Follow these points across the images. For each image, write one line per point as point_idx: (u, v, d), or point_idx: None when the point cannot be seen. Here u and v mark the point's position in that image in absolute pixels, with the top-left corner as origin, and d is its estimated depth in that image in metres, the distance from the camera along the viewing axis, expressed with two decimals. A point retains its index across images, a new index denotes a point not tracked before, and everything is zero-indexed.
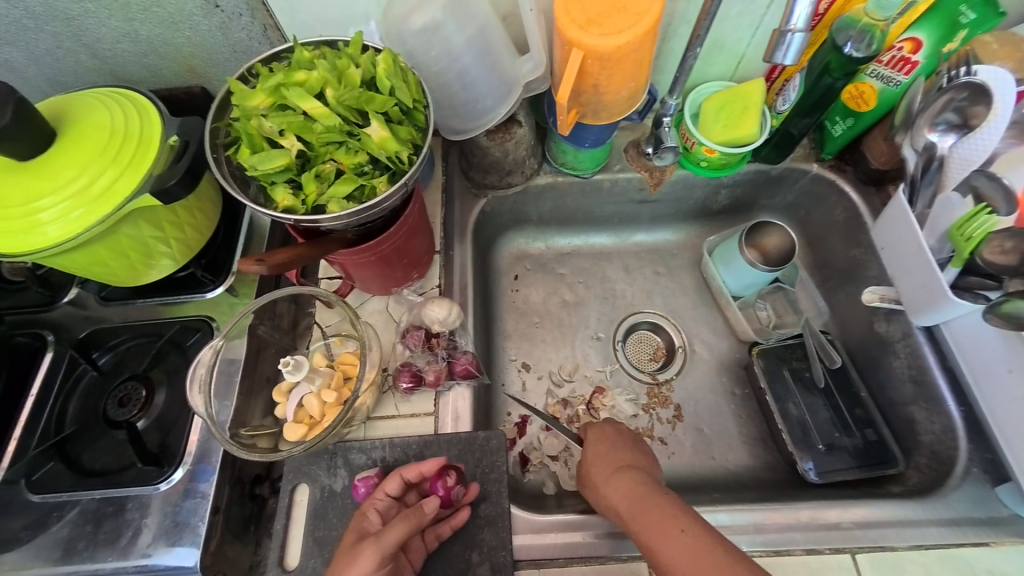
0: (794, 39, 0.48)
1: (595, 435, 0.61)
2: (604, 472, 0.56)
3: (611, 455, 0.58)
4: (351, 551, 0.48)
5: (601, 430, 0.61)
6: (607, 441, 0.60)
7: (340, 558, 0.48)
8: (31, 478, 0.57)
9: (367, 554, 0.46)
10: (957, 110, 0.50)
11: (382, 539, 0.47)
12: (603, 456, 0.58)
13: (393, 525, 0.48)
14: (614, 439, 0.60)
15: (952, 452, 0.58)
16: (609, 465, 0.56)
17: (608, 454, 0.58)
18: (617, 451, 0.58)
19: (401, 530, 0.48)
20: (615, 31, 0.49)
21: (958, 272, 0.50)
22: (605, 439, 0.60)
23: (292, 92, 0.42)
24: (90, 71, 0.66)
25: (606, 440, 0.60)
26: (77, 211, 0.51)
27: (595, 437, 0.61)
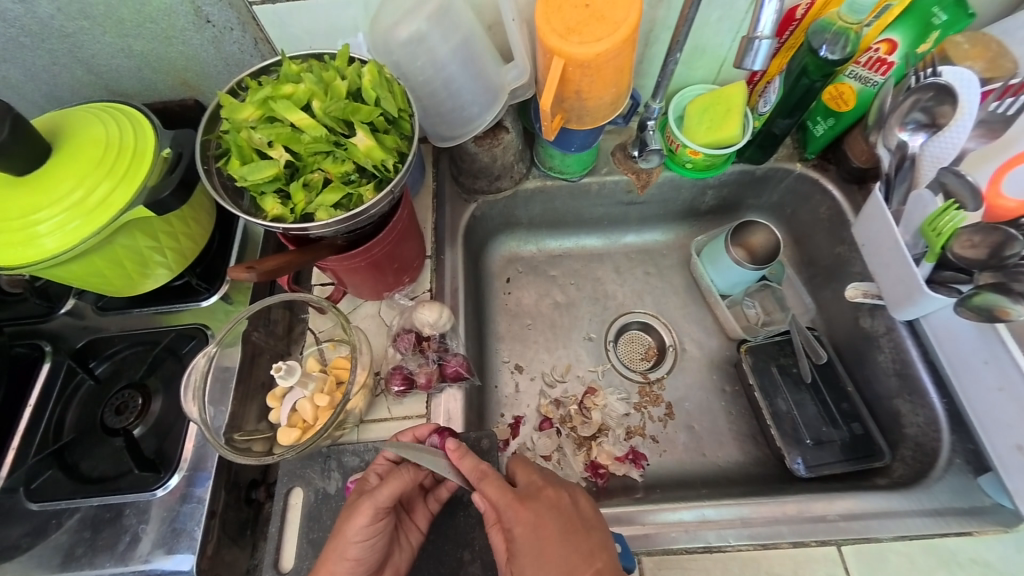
0: (761, 45, 0.49)
1: (522, 529, 0.48)
2: None
3: (561, 565, 0.46)
4: (350, 505, 0.51)
5: (534, 514, 0.48)
6: (544, 536, 0.47)
7: (343, 510, 0.51)
8: (30, 486, 0.59)
9: (364, 508, 0.49)
10: (924, 110, 0.51)
11: (375, 496, 0.50)
12: (546, 563, 0.46)
13: (385, 483, 0.51)
14: (556, 532, 0.47)
15: (936, 443, 0.60)
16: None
17: (553, 562, 0.46)
18: (568, 553, 0.46)
19: (396, 487, 0.50)
20: (594, 40, 0.51)
21: (933, 267, 0.52)
22: (544, 533, 0.47)
23: (280, 104, 0.43)
24: (86, 86, 0.68)
25: (552, 535, 0.47)
26: (73, 223, 0.52)
27: (525, 532, 0.47)
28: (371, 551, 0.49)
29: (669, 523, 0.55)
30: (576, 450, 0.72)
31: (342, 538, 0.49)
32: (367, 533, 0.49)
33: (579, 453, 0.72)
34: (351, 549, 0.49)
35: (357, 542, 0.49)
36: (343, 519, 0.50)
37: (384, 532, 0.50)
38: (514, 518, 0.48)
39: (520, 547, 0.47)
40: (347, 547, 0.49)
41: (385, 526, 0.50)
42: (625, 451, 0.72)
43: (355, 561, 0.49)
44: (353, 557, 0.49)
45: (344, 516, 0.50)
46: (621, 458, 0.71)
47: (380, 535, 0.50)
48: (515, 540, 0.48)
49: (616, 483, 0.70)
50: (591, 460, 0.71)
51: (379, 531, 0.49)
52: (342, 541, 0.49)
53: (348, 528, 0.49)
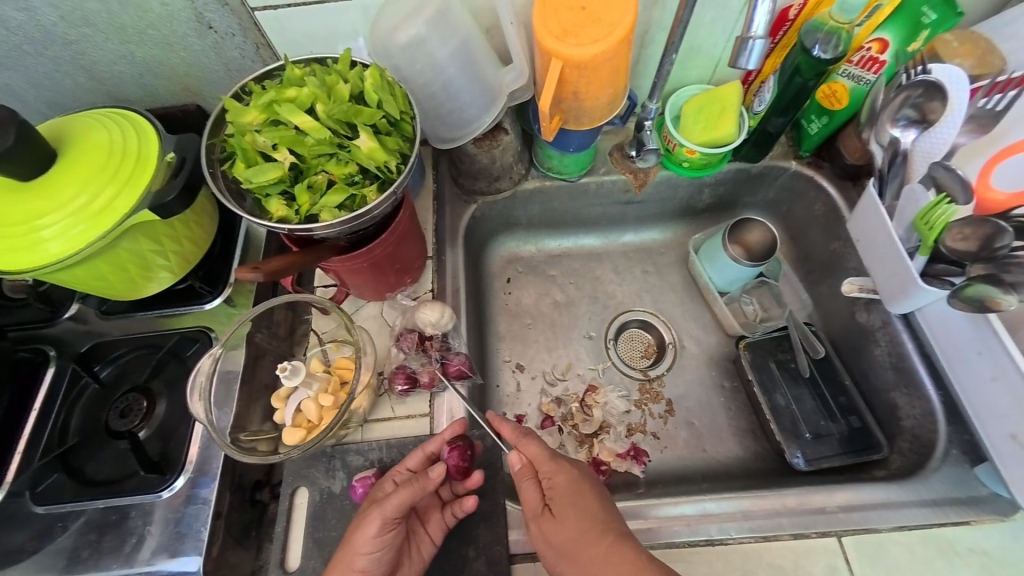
0: (755, 45, 0.50)
1: (561, 478, 0.53)
2: (591, 531, 0.49)
3: (597, 513, 0.51)
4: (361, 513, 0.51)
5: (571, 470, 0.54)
6: (581, 488, 0.53)
7: (355, 518, 0.51)
8: (36, 490, 0.59)
9: (372, 519, 0.49)
10: (915, 106, 0.52)
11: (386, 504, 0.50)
12: (583, 509, 0.51)
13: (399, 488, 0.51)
14: (590, 486, 0.53)
15: (932, 435, 0.60)
16: (595, 527, 0.50)
17: (589, 510, 0.51)
18: (603, 506, 0.52)
19: (403, 498, 0.50)
20: (590, 41, 0.52)
21: (926, 260, 0.52)
22: (579, 484, 0.53)
23: (284, 108, 0.44)
24: (88, 92, 0.68)
25: (590, 487, 0.53)
26: (77, 227, 0.53)
27: (564, 481, 0.53)
28: (379, 563, 0.49)
29: (671, 517, 0.56)
30: (578, 447, 0.72)
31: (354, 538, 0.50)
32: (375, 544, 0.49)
33: (580, 450, 0.72)
34: (360, 558, 0.49)
35: (366, 553, 0.49)
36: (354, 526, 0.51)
37: (392, 544, 0.50)
38: (554, 469, 0.54)
39: (559, 495, 0.52)
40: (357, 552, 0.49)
41: (393, 538, 0.50)
42: (626, 448, 0.72)
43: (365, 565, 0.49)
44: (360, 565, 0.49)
45: (356, 522, 0.51)
46: (622, 454, 0.71)
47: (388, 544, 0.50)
48: (554, 490, 0.53)
49: (618, 479, 0.70)
50: (593, 458, 0.71)
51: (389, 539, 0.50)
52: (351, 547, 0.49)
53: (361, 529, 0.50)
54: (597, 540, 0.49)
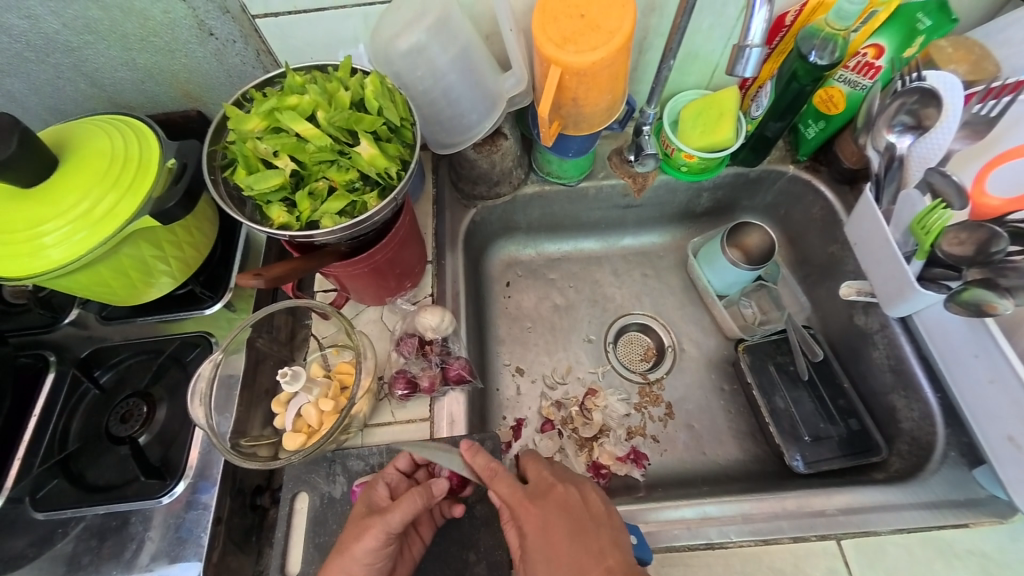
0: (752, 53, 0.50)
1: (531, 528, 0.49)
2: None
3: (569, 566, 0.46)
4: (359, 524, 0.50)
5: (540, 515, 0.49)
6: (553, 535, 0.48)
7: (351, 527, 0.50)
8: (36, 496, 0.59)
9: (375, 531, 0.49)
10: (910, 112, 0.53)
11: (388, 520, 0.49)
12: (554, 562, 0.46)
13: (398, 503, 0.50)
14: (563, 532, 0.48)
15: (931, 437, 0.61)
16: None
17: (562, 559, 0.46)
18: (577, 554, 0.46)
19: (408, 508, 0.50)
20: (589, 48, 0.52)
21: (923, 264, 0.53)
22: (549, 531, 0.48)
23: (285, 115, 0.44)
24: (89, 99, 0.69)
25: (562, 532, 0.48)
26: (79, 234, 0.53)
27: (535, 531, 0.48)
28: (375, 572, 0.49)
29: (671, 521, 0.56)
30: (578, 450, 0.73)
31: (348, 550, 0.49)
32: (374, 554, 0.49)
33: (580, 454, 0.72)
34: (356, 567, 0.48)
35: (365, 563, 0.48)
36: (348, 536, 0.50)
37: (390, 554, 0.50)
38: (523, 517, 0.49)
39: (531, 546, 0.48)
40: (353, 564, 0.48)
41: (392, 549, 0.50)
42: (626, 451, 0.72)
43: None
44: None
45: (350, 533, 0.50)
46: (622, 458, 0.72)
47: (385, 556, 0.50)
48: (526, 538, 0.49)
49: (618, 482, 0.70)
50: (593, 461, 0.71)
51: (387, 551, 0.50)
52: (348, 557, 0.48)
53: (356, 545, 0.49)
54: None
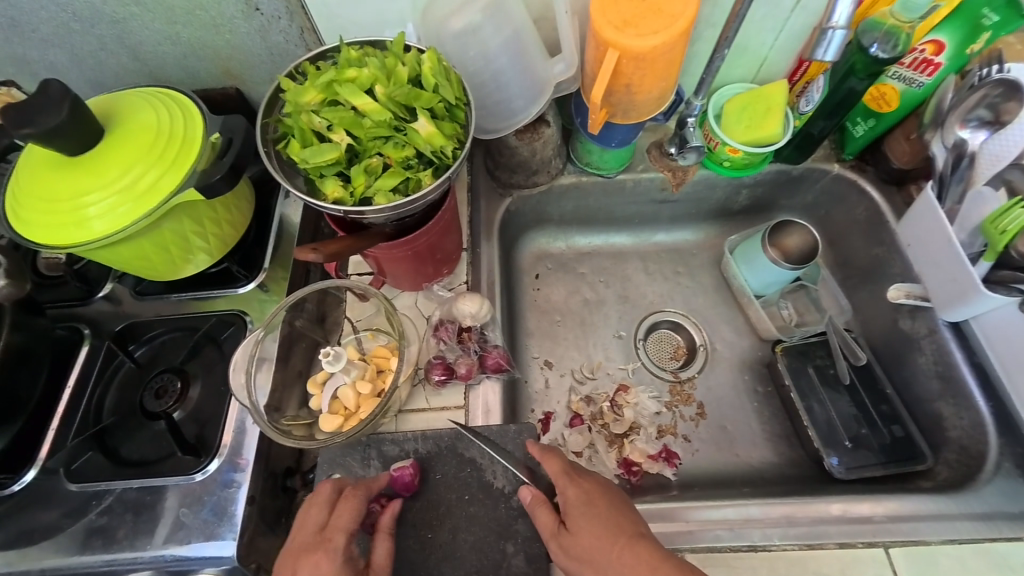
0: (835, 36, 0.49)
1: (574, 491, 0.51)
2: (607, 538, 0.47)
3: (612, 520, 0.49)
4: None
5: (582, 534, 0.48)
6: (595, 499, 0.50)
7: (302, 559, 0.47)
8: (70, 467, 0.58)
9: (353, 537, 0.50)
10: (991, 106, 0.52)
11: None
12: (597, 518, 0.49)
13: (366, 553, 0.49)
14: (603, 497, 0.51)
15: (982, 446, 0.59)
16: (609, 534, 0.48)
17: (605, 520, 0.49)
18: (617, 515, 0.49)
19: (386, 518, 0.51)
20: (651, 32, 0.51)
21: (990, 266, 0.51)
22: (591, 545, 0.47)
23: (344, 88, 0.43)
24: (131, 73, 0.68)
25: (600, 549, 0.47)
26: (122, 206, 0.52)
27: (578, 495, 0.51)
28: None
29: (711, 521, 0.55)
30: (608, 447, 0.71)
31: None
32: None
33: (611, 450, 0.71)
34: None
35: None
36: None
37: None
38: (568, 483, 0.52)
39: (573, 509, 0.50)
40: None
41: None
42: (658, 449, 0.71)
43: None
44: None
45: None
46: (654, 456, 0.71)
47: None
48: (569, 507, 0.50)
49: (649, 481, 0.69)
50: (623, 458, 0.70)
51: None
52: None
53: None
54: (612, 547, 0.47)
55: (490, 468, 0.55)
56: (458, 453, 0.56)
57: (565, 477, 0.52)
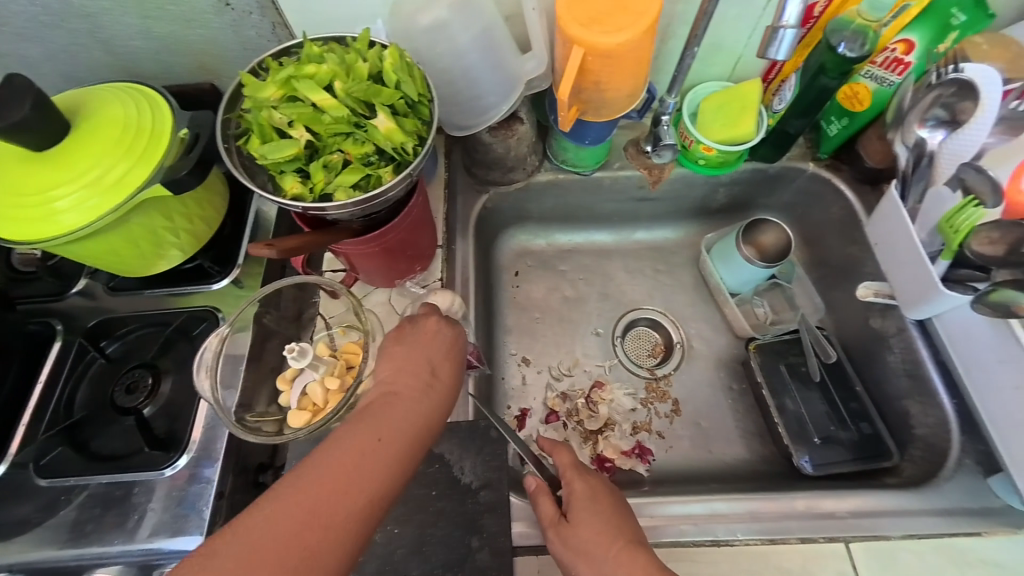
0: (786, 34, 0.50)
1: (581, 485, 0.53)
2: (604, 534, 0.49)
3: (612, 518, 0.50)
4: (387, 414, 0.45)
5: (581, 526, 0.49)
6: (598, 496, 0.52)
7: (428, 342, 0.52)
8: (40, 462, 0.59)
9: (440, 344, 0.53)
10: (947, 106, 0.52)
11: (427, 419, 0.47)
12: (598, 514, 0.50)
13: (436, 397, 0.49)
14: (607, 495, 0.53)
15: (946, 443, 0.59)
16: (607, 532, 0.49)
17: (605, 518, 0.50)
18: (618, 515, 0.51)
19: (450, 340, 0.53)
20: (615, 29, 0.51)
21: (949, 265, 0.51)
22: (588, 538, 0.48)
23: (303, 84, 0.43)
24: (105, 67, 0.68)
25: (598, 544, 0.48)
26: (91, 200, 0.52)
27: (583, 489, 0.53)
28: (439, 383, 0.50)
29: (678, 516, 0.55)
30: (583, 443, 0.72)
31: (375, 447, 0.42)
32: (388, 471, 0.42)
33: (585, 446, 0.72)
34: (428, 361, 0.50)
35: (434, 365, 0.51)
36: (382, 429, 0.44)
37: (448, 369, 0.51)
38: (575, 477, 0.55)
39: (576, 502, 0.52)
40: (356, 491, 0.40)
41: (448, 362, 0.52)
42: (631, 445, 0.72)
43: (343, 549, 0.38)
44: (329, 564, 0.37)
45: (377, 429, 0.43)
46: (627, 452, 0.71)
47: (400, 469, 0.43)
48: (572, 499, 0.53)
49: (623, 477, 0.70)
50: (597, 454, 0.71)
51: (409, 465, 0.44)
52: (367, 478, 0.40)
53: (390, 446, 0.43)
54: (609, 546, 0.48)
55: (460, 464, 0.55)
56: (427, 448, 0.56)
57: (574, 470, 0.55)
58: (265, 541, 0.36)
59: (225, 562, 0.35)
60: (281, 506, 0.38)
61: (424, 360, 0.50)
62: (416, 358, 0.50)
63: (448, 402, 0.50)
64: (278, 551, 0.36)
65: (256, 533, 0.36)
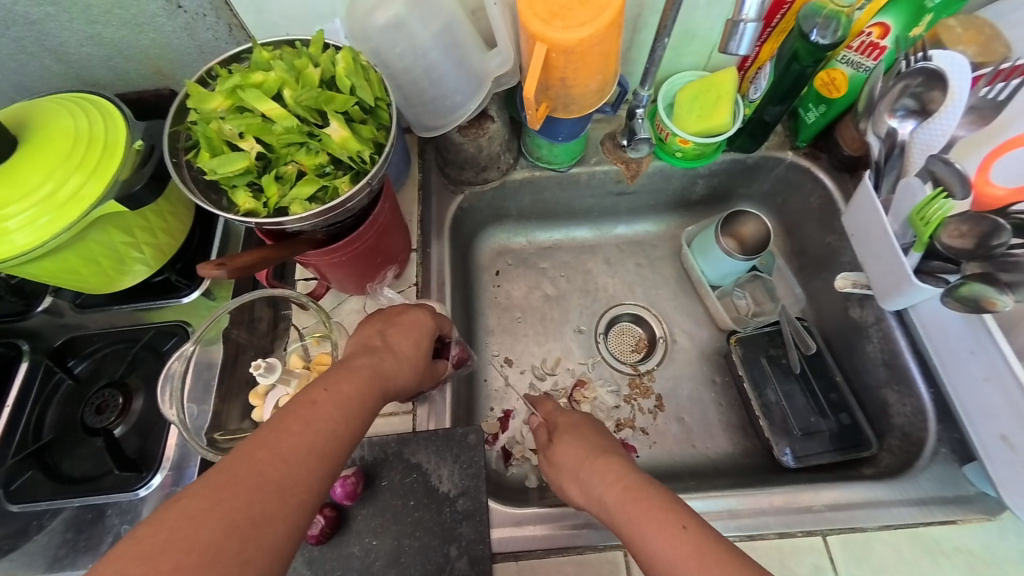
0: (747, 29, 0.49)
1: (564, 419, 0.60)
2: (584, 449, 0.53)
3: (593, 441, 0.54)
4: (344, 369, 0.45)
5: (562, 451, 0.55)
6: (581, 427, 0.58)
7: (405, 320, 0.54)
8: (10, 488, 0.57)
9: (419, 321, 0.54)
10: (914, 96, 0.50)
11: (385, 375, 0.47)
12: (577, 438, 0.55)
13: (394, 357, 0.50)
14: (590, 427, 0.58)
15: (922, 433, 0.60)
16: (588, 450, 0.53)
17: (585, 440, 0.55)
18: (598, 437, 0.55)
19: (420, 324, 0.54)
20: (577, 25, 0.49)
21: (921, 256, 0.51)
22: (569, 460, 0.53)
23: (249, 94, 0.41)
24: (57, 75, 0.65)
25: (576, 456, 0.53)
26: (43, 218, 0.50)
27: (566, 422, 0.59)
28: (401, 358, 0.50)
29: None
30: None
31: (332, 394, 0.42)
32: (345, 416, 0.41)
33: None
34: (400, 336, 0.52)
35: (409, 343, 0.52)
36: (339, 379, 0.43)
37: (411, 353, 0.51)
38: (560, 414, 0.61)
39: (563, 429, 0.58)
40: (317, 433, 0.38)
41: (413, 343, 0.52)
42: None
43: (308, 494, 0.36)
44: (291, 510, 0.34)
45: (337, 380, 0.43)
46: None
47: (357, 418, 0.42)
48: (558, 431, 0.59)
49: None
50: None
51: (368, 415, 0.43)
52: (326, 420, 0.40)
53: (346, 392, 0.42)
54: (587, 458, 0.52)
55: (437, 472, 0.55)
56: (405, 458, 0.56)
57: (560, 412, 0.62)
58: (229, 482, 0.33)
59: (191, 505, 0.32)
60: (246, 451, 0.36)
61: (385, 331, 0.52)
62: (376, 330, 0.52)
63: (404, 364, 0.50)
64: (239, 492, 0.33)
65: (218, 478, 0.33)
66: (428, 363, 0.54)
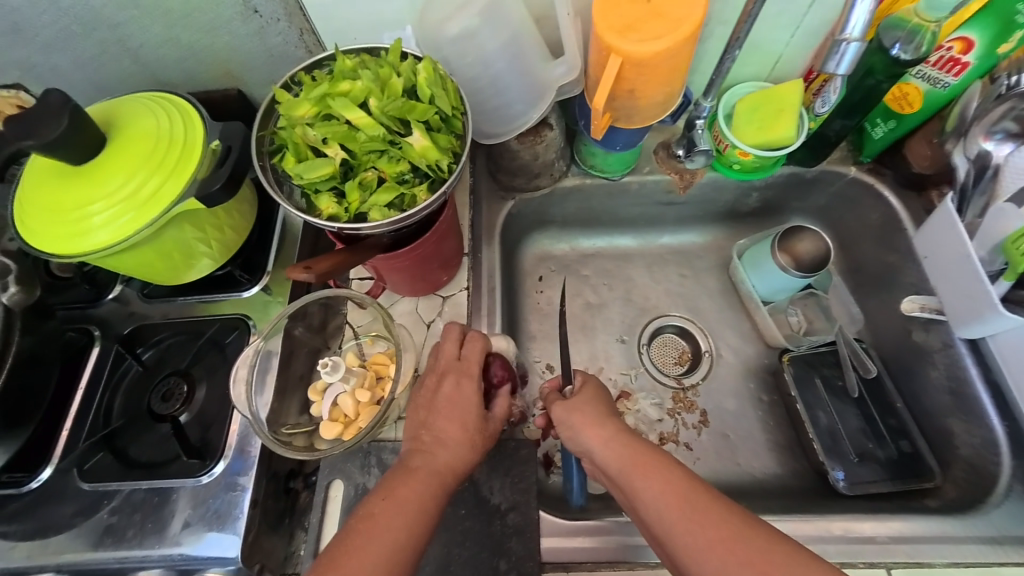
0: (849, 48, 0.49)
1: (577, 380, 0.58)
2: (584, 410, 0.53)
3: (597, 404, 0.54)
4: (404, 473, 0.47)
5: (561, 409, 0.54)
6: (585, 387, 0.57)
7: (449, 388, 0.53)
8: (83, 468, 0.61)
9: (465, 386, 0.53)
10: (1016, 119, 0.55)
11: (441, 471, 0.48)
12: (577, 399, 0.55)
13: (447, 448, 0.49)
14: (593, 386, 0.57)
15: (994, 467, 0.58)
16: (587, 412, 0.53)
17: (588, 403, 0.54)
18: (600, 399, 0.55)
19: (466, 387, 0.53)
20: (653, 37, 0.49)
21: (1009, 286, 0.53)
22: (570, 419, 0.53)
23: (337, 102, 0.42)
24: (132, 75, 0.68)
25: (577, 416, 0.53)
26: (125, 216, 0.52)
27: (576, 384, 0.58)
28: (457, 443, 0.50)
29: None
30: None
31: (390, 503, 0.44)
32: (403, 528, 0.43)
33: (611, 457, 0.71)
34: (448, 416, 0.51)
35: (457, 420, 0.51)
36: (398, 485, 0.46)
37: (464, 439, 0.50)
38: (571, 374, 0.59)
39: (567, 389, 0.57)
40: (380, 546, 0.42)
41: (465, 423, 0.51)
42: None
43: None
44: None
45: (395, 487, 0.45)
46: None
47: (418, 525, 0.44)
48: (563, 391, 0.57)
49: None
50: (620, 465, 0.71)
51: (430, 517, 0.45)
52: (385, 535, 0.42)
53: (405, 500, 0.44)
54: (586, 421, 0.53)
55: (488, 482, 0.56)
56: None
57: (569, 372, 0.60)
58: None
59: None
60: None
61: (436, 413, 0.52)
62: (428, 411, 0.52)
63: (457, 449, 0.50)
64: None
65: None
66: (483, 435, 0.52)
